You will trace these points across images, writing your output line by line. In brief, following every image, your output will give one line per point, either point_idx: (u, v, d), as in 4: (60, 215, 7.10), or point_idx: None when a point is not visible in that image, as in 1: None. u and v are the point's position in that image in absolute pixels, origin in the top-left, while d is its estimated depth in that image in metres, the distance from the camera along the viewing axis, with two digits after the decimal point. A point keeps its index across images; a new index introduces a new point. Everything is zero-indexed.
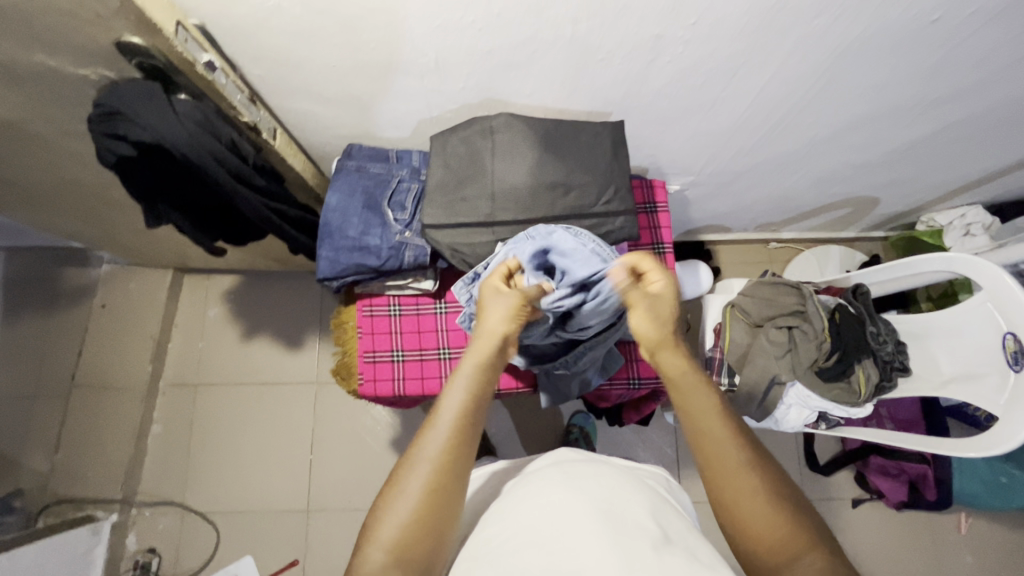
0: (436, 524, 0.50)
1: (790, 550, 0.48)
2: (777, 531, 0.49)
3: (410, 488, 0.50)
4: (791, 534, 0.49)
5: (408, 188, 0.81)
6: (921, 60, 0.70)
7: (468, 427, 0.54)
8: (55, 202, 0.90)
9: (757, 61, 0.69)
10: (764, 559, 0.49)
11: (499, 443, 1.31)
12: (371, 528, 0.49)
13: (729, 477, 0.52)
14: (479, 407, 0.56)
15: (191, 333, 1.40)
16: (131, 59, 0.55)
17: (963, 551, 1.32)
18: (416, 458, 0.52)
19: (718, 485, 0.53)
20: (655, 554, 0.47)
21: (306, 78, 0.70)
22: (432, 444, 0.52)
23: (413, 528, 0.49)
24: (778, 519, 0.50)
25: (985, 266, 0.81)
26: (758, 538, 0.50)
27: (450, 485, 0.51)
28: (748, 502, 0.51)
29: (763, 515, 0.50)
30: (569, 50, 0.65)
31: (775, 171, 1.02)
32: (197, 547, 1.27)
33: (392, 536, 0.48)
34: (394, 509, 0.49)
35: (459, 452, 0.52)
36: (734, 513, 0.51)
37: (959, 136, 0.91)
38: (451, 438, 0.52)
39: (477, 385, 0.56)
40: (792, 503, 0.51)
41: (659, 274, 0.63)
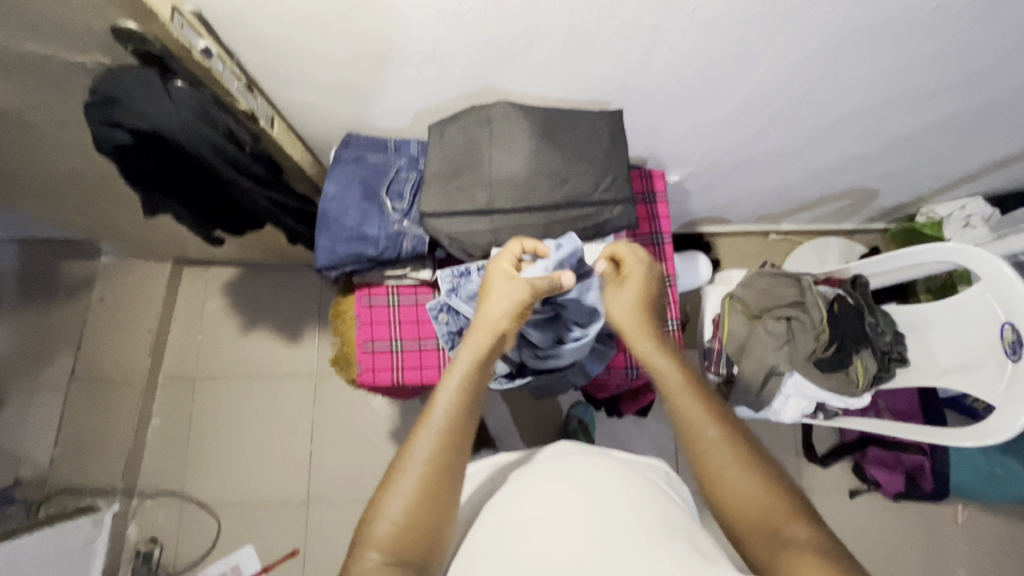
0: (431, 526, 0.49)
1: (774, 517, 0.48)
2: (761, 500, 0.49)
3: (404, 489, 0.50)
4: (774, 503, 0.49)
5: (406, 177, 0.81)
6: (922, 50, 0.69)
7: (461, 428, 0.54)
8: (52, 192, 0.90)
9: (757, 50, 0.69)
10: (749, 530, 0.48)
11: (498, 434, 1.32)
12: (365, 529, 0.48)
13: (707, 448, 0.53)
14: (472, 408, 0.55)
15: (190, 325, 1.40)
16: (126, 45, 0.54)
17: (959, 542, 1.33)
18: (407, 462, 0.51)
19: (698, 458, 0.54)
20: (654, 546, 0.47)
21: (303, 67, 0.69)
22: (421, 454, 0.51)
23: (408, 529, 0.48)
24: (761, 490, 0.50)
25: (984, 256, 0.81)
26: (740, 506, 0.50)
27: (441, 485, 0.51)
28: (726, 476, 0.51)
29: (748, 487, 0.50)
30: (567, 38, 0.65)
31: (775, 162, 1.01)
32: (198, 537, 1.28)
33: (385, 537, 0.48)
34: (388, 511, 0.49)
35: (449, 462, 0.52)
36: (717, 488, 0.52)
37: (960, 126, 0.90)
38: (443, 441, 0.52)
39: (467, 380, 0.57)
40: (775, 475, 0.51)
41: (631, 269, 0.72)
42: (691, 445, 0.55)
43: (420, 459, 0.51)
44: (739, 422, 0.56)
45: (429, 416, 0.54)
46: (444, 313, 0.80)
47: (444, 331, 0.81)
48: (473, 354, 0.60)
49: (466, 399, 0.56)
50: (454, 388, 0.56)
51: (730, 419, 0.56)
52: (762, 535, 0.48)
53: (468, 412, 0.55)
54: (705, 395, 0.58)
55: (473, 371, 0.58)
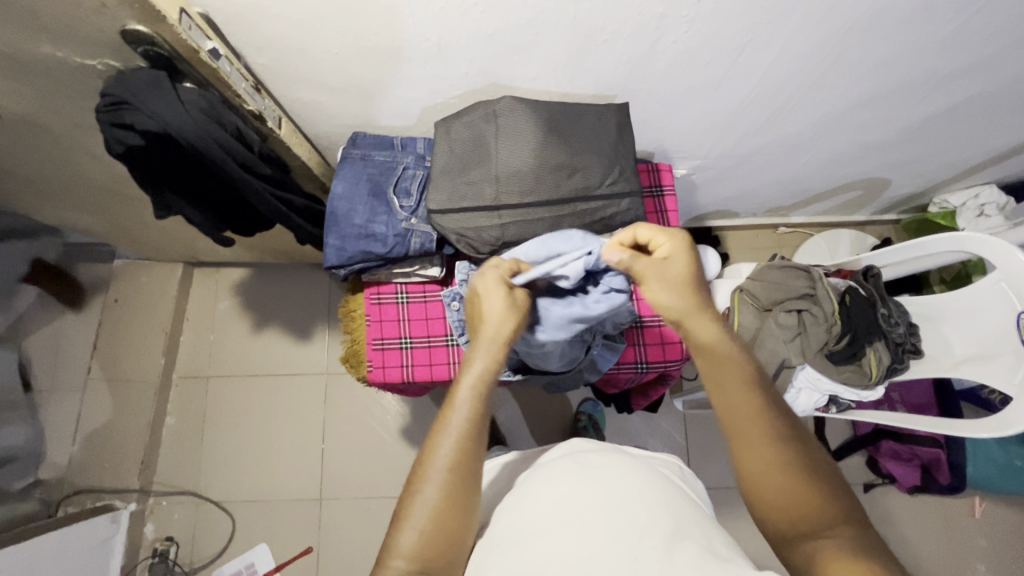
0: (452, 535, 0.50)
1: (812, 518, 0.49)
2: (803, 500, 0.50)
3: (427, 494, 0.51)
4: (813, 503, 0.50)
5: (414, 174, 0.81)
6: (932, 35, 0.68)
7: (476, 437, 0.54)
8: (65, 195, 0.91)
9: (763, 39, 0.68)
10: (781, 526, 0.50)
11: (508, 431, 1.32)
12: (390, 538, 0.50)
13: (748, 450, 0.53)
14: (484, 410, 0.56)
15: (203, 324, 1.41)
16: (136, 47, 0.56)
17: (976, 535, 1.31)
18: (429, 471, 0.52)
19: (742, 454, 0.54)
20: (667, 550, 0.47)
21: (309, 67, 0.70)
22: (441, 462, 0.52)
23: (430, 535, 0.49)
24: (798, 485, 0.51)
25: (999, 245, 0.80)
26: (775, 498, 0.51)
27: (464, 493, 0.51)
28: (767, 475, 0.52)
29: (790, 484, 0.51)
30: (572, 31, 0.64)
31: (784, 153, 1.00)
32: (214, 536, 1.29)
33: (410, 545, 0.49)
34: (412, 519, 0.50)
35: (467, 471, 0.52)
36: (756, 482, 0.52)
37: (974, 112, 0.89)
38: (462, 447, 0.53)
39: (482, 379, 0.57)
40: (816, 472, 0.52)
41: (665, 240, 0.61)
42: (737, 440, 0.54)
43: (441, 463, 0.52)
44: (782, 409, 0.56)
45: (445, 423, 0.55)
46: (457, 302, 0.82)
47: (455, 317, 0.83)
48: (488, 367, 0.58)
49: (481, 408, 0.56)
50: (470, 393, 0.56)
51: (776, 416, 0.55)
52: (793, 529, 0.49)
53: (482, 418, 0.55)
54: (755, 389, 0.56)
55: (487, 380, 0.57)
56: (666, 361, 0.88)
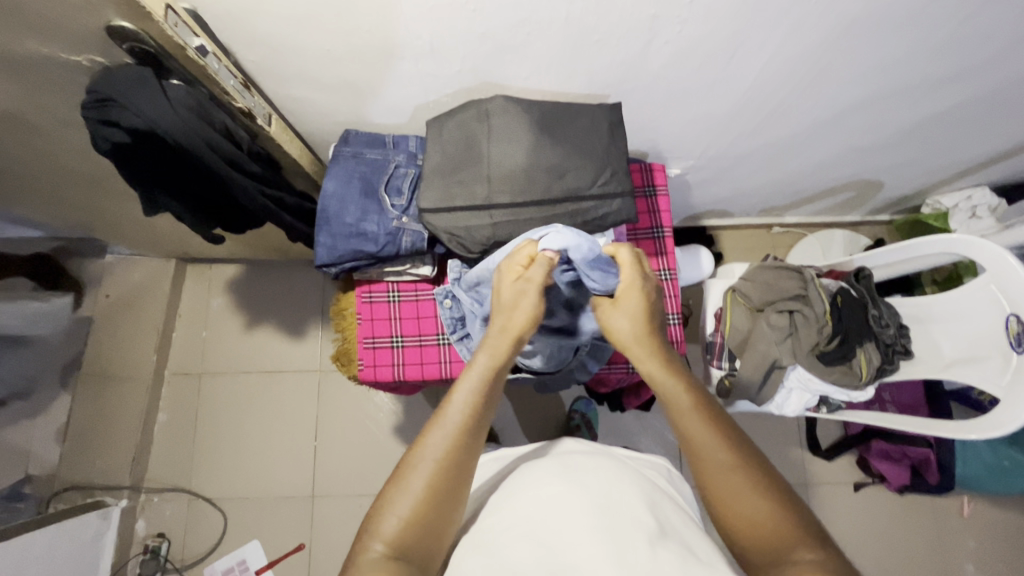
0: (434, 522, 0.50)
1: (782, 540, 0.49)
2: (770, 522, 0.50)
3: (413, 484, 0.50)
4: (783, 525, 0.49)
5: (406, 173, 0.80)
6: (923, 40, 0.69)
7: (475, 435, 0.54)
8: (54, 191, 0.90)
9: (756, 41, 0.68)
10: (757, 553, 0.49)
11: (501, 430, 1.32)
12: (372, 522, 0.49)
13: (713, 472, 0.53)
14: (485, 410, 0.55)
15: (195, 321, 1.41)
16: (121, 43, 0.55)
17: (965, 535, 1.32)
18: (419, 460, 0.51)
19: (707, 477, 0.53)
20: (650, 549, 0.47)
21: (300, 64, 0.69)
22: (431, 453, 0.52)
23: (412, 526, 0.49)
24: (766, 508, 0.50)
25: (989, 248, 0.81)
26: (744, 521, 0.50)
27: (449, 489, 0.51)
28: (736, 499, 0.51)
29: (754, 510, 0.50)
30: (564, 31, 0.64)
31: (778, 154, 1.00)
32: (206, 532, 1.29)
33: (390, 531, 0.48)
34: (395, 505, 0.50)
35: (456, 467, 0.52)
36: (723, 511, 0.52)
37: (966, 116, 0.89)
38: (456, 442, 0.52)
39: (485, 379, 0.56)
40: (780, 496, 0.51)
41: (624, 268, 0.64)
42: (700, 471, 0.54)
43: (431, 454, 0.52)
44: (739, 435, 0.55)
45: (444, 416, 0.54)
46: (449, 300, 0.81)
47: (448, 315, 0.82)
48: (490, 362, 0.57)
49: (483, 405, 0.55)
50: (473, 387, 0.55)
51: (738, 440, 0.55)
52: (763, 555, 0.49)
53: (480, 418, 0.55)
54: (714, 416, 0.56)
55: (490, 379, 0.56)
56: None
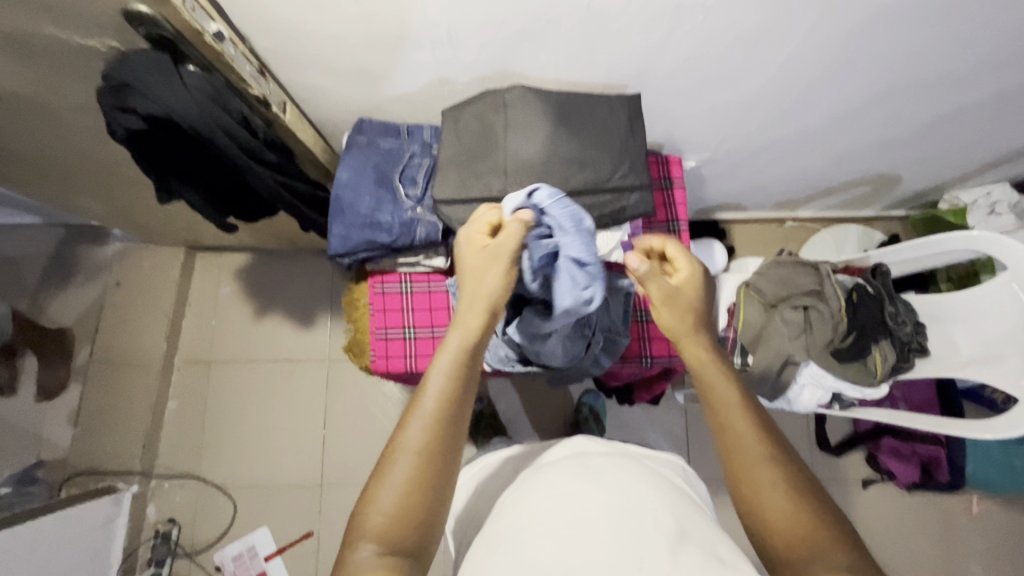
0: (419, 515, 0.49)
1: (813, 537, 0.48)
2: (802, 521, 0.49)
3: (394, 477, 0.49)
4: (815, 524, 0.48)
5: (420, 163, 0.80)
6: (955, 31, 0.67)
7: (452, 418, 0.52)
8: (66, 176, 0.90)
9: (781, 32, 0.66)
10: (784, 547, 0.48)
11: (508, 421, 1.32)
12: (359, 518, 0.48)
13: (746, 463, 0.53)
14: (461, 395, 0.54)
15: (205, 310, 1.41)
16: (138, 29, 0.53)
17: (972, 533, 1.32)
18: (398, 452, 0.51)
19: (739, 469, 0.53)
20: (672, 554, 0.47)
21: (316, 51, 0.68)
22: (409, 445, 0.51)
23: (400, 520, 0.48)
24: (798, 507, 0.50)
25: (1015, 246, 0.79)
26: (775, 518, 0.50)
27: (433, 479, 0.50)
28: (768, 492, 0.51)
29: (781, 502, 0.50)
30: (585, 20, 0.63)
31: (796, 147, 0.99)
32: (215, 518, 1.30)
33: (378, 526, 0.48)
34: (379, 500, 0.49)
35: (434, 458, 0.51)
36: (751, 499, 0.51)
37: (992, 110, 0.87)
38: (432, 431, 0.51)
39: (456, 361, 0.55)
40: (809, 491, 0.51)
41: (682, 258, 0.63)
42: (730, 457, 0.54)
43: (410, 446, 0.51)
44: (771, 427, 0.56)
45: (418, 405, 0.53)
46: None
47: None
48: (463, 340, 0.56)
49: (459, 386, 0.54)
50: (445, 372, 0.54)
51: (775, 437, 0.55)
52: (795, 550, 0.48)
53: (456, 403, 0.53)
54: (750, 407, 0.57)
55: (464, 362, 0.55)
56: (671, 355, 0.87)
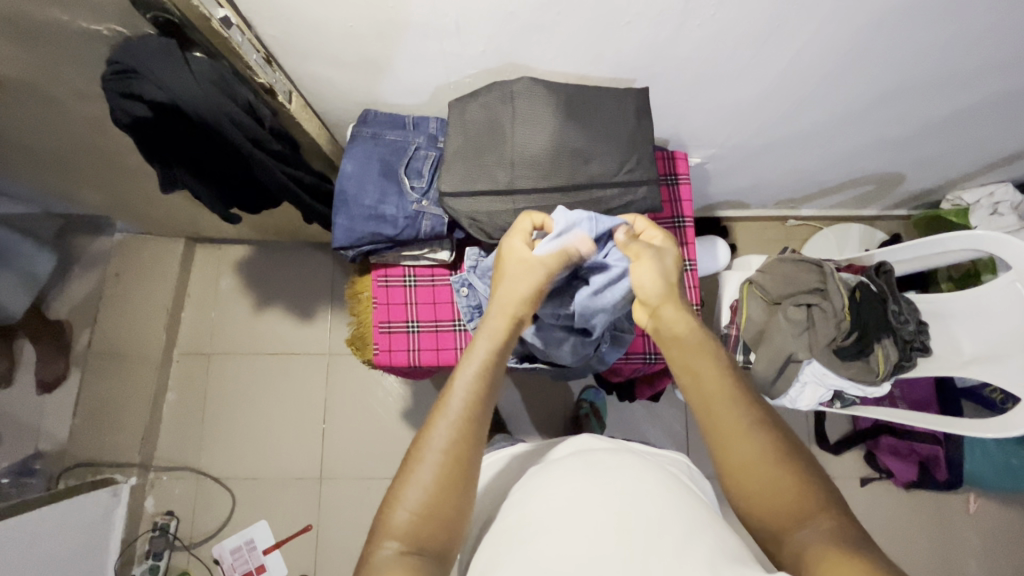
0: (445, 514, 0.49)
1: (799, 507, 0.49)
2: (787, 493, 0.50)
3: (421, 475, 0.50)
4: (799, 493, 0.49)
5: (426, 155, 0.79)
6: (967, 28, 0.66)
7: (479, 418, 0.54)
8: (67, 165, 0.89)
9: (792, 27, 0.66)
10: (771, 520, 0.50)
11: (509, 417, 1.32)
12: (385, 515, 0.49)
13: (728, 442, 0.54)
14: (487, 396, 0.56)
15: (205, 302, 1.40)
16: (145, 13, 0.55)
17: (969, 532, 1.32)
18: (424, 451, 0.51)
19: (723, 449, 0.54)
20: (676, 551, 0.46)
21: (322, 40, 0.67)
22: (436, 443, 0.52)
23: (425, 518, 0.49)
24: (781, 476, 0.51)
25: (1019, 245, 0.79)
26: (759, 493, 0.51)
27: (460, 477, 0.51)
28: (753, 468, 0.52)
29: (769, 478, 0.51)
30: (595, 12, 0.62)
31: (801, 145, 0.99)
32: (214, 511, 1.30)
33: (404, 525, 0.48)
34: (405, 498, 0.49)
35: (461, 456, 0.51)
36: (736, 477, 0.53)
37: (999, 109, 0.87)
38: (460, 429, 0.52)
39: (484, 363, 0.57)
40: (795, 460, 0.52)
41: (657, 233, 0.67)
42: (715, 432, 0.55)
43: (437, 444, 0.51)
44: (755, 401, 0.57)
45: (445, 405, 0.54)
46: (465, 289, 0.80)
47: (464, 304, 0.81)
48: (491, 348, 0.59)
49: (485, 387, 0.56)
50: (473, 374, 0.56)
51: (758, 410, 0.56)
52: (780, 524, 0.49)
53: (484, 403, 0.55)
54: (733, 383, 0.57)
55: (491, 365, 0.58)
56: None
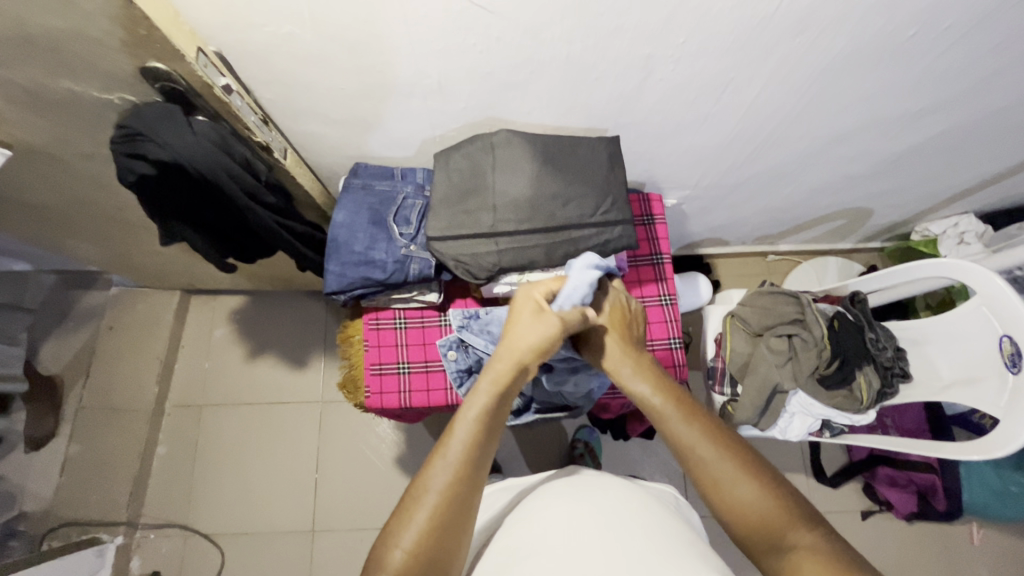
0: (440, 552, 0.50)
1: (777, 524, 0.52)
2: (767, 507, 0.53)
3: (417, 518, 0.51)
4: (778, 508, 0.53)
5: (413, 204, 0.83)
6: (902, 74, 0.73)
7: (474, 463, 0.55)
8: (70, 223, 0.93)
9: (745, 78, 0.72)
10: (754, 538, 0.53)
11: (504, 460, 1.31)
12: (379, 554, 0.50)
13: (704, 466, 0.57)
14: (486, 442, 0.56)
15: (198, 353, 1.41)
16: (153, 82, 0.59)
17: (975, 563, 1.30)
18: (421, 496, 0.52)
19: (702, 474, 0.57)
20: (661, 563, 0.48)
21: (315, 101, 0.73)
22: (434, 486, 0.52)
23: (420, 556, 0.49)
24: (758, 494, 0.54)
25: (978, 270, 0.83)
26: (743, 512, 0.54)
27: (454, 517, 0.52)
28: (733, 487, 0.55)
29: (749, 494, 0.54)
30: (565, 70, 0.68)
31: (770, 183, 1.04)
32: (202, 570, 1.26)
33: (398, 564, 0.49)
34: (400, 538, 0.50)
35: (457, 497, 0.52)
36: (721, 497, 0.56)
37: (947, 145, 0.93)
38: (457, 473, 0.53)
39: (487, 405, 0.59)
40: (769, 480, 0.55)
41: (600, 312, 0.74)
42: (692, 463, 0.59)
43: (434, 488, 0.52)
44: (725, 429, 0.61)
45: (444, 449, 0.55)
46: (452, 351, 0.83)
47: (454, 368, 0.83)
48: (495, 386, 0.61)
49: (483, 432, 0.57)
50: (472, 422, 0.57)
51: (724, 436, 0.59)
52: (765, 539, 0.52)
53: (483, 447, 0.56)
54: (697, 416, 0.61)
55: (493, 405, 0.59)
56: None
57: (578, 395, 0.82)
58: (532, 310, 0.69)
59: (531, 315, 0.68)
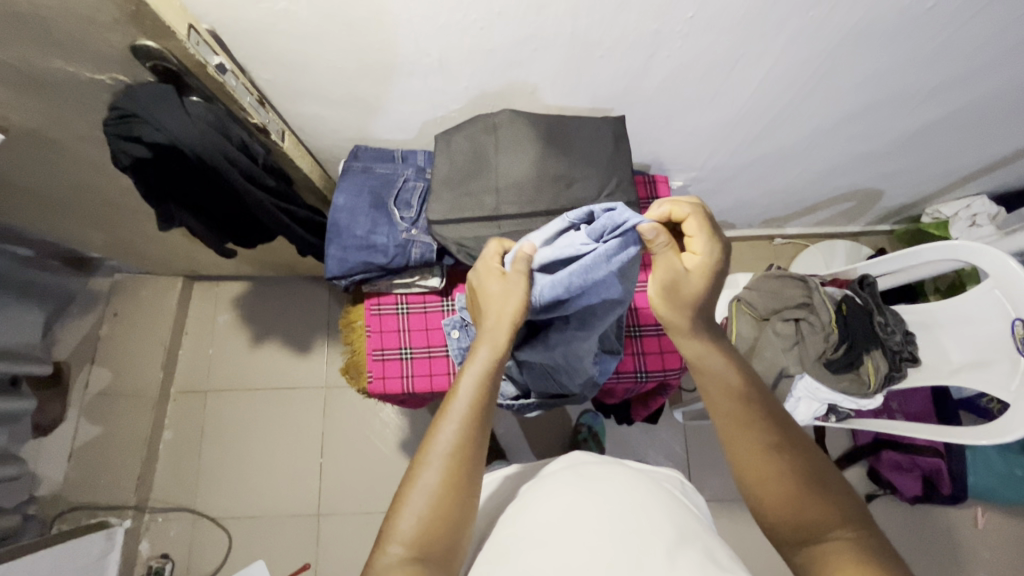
0: (449, 519, 0.51)
1: (818, 520, 0.51)
2: (810, 505, 0.52)
3: (426, 481, 0.52)
4: (821, 507, 0.52)
5: (415, 186, 0.82)
6: (919, 47, 0.70)
7: (480, 423, 0.55)
8: (68, 208, 0.92)
9: (757, 53, 0.70)
10: (788, 530, 0.52)
11: (508, 444, 1.32)
12: (387, 526, 0.50)
13: (754, 451, 0.56)
14: (489, 403, 0.57)
15: (202, 339, 1.41)
16: (144, 62, 0.57)
17: (979, 547, 1.30)
18: (429, 455, 0.53)
19: (747, 458, 0.56)
20: (669, 556, 0.47)
21: (313, 82, 0.71)
22: (440, 448, 0.53)
23: (429, 523, 0.50)
24: (802, 488, 0.53)
25: (990, 253, 0.81)
26: (785, 505, 0.53)
27: (463, 479, 0.52)
28: (774, 477, 0.54)
29: (795, 487, 0.53)
30: (570, 47, 0.66)
31: (778, 164, 1.02)
32: (210, 553, 1.27)
33: (408, 533, 0.49)
34: (409, 506, 0.51)
35: (466, 459, 0.53)
36: (763, 485, 0.54)
37: (963, 124, 0.90)
38: (463, 436, 0.54)
39: (487, 369, 0.57)
40: (819, 480, 0.54)
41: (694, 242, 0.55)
42: (738, 446, 0.57)
43: (441, 449, 0.53)
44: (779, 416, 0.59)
45: (450, 409, 0.56)
46: (457, 330, 0.82)
47: (455, 347, 0.83)
48: (493, 355, 0.58)
49: (485, 392, 0.57)
50: (474, 385, 0.56)
51: (778, 428, 0.57)
52: (801, 535, 0.51)
53: (486, 407, 0.56)
54: (751, 401, 0.59)
55: (493, 371, 0.58)
56: (665, 370, 0.89)
57: (575, 380, 0.80)
58: (490, 272, 0.61)
59: (497, 278, 0.60)
